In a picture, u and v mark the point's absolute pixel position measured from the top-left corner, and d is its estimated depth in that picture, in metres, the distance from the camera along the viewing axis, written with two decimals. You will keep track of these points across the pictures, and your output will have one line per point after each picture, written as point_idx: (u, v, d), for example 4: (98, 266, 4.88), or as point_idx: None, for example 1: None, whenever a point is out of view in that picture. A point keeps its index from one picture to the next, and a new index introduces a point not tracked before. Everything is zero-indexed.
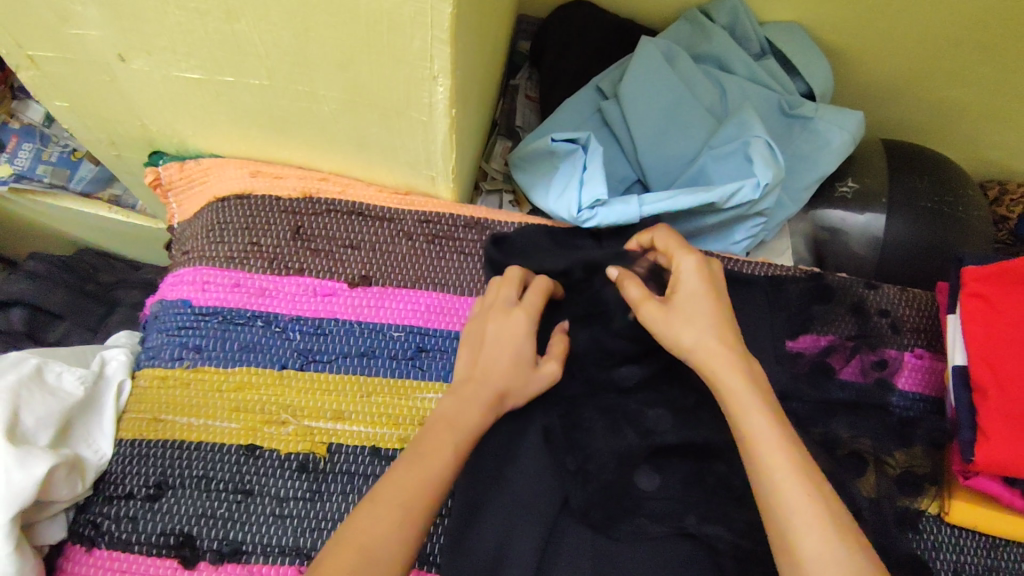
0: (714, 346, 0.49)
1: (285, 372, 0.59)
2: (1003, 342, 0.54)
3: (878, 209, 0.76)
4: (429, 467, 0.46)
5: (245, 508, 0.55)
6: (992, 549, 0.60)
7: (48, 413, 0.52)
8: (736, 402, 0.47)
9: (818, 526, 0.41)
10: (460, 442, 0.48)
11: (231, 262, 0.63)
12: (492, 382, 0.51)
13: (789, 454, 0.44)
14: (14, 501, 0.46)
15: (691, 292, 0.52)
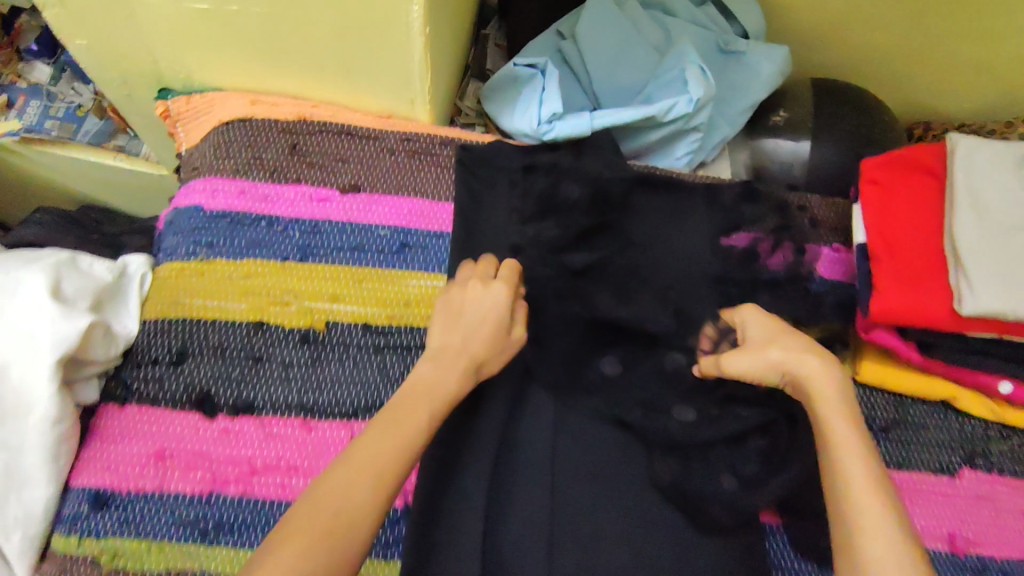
0: (797, 356, 0.53)
1: (287, 263, 0.68)
2: (892, 217, 0.64)
3: (805, 137, 0.86)
4: (406, 430, 0.47)
5: (256, 372, 0.64)
6: (899, 405, 0.70)
7: (85, 287, 0.61)
8: (821, 403, 0.51)
9: (889, 542, 0.43)
10: (435, 404, 0.50)
11: (237, 173, 0.72)
12: (469, 351, 0.55)
13: (862, 460, 0.47)
14: (62, 343, 0.56)
15: (772, 332, 0.57)
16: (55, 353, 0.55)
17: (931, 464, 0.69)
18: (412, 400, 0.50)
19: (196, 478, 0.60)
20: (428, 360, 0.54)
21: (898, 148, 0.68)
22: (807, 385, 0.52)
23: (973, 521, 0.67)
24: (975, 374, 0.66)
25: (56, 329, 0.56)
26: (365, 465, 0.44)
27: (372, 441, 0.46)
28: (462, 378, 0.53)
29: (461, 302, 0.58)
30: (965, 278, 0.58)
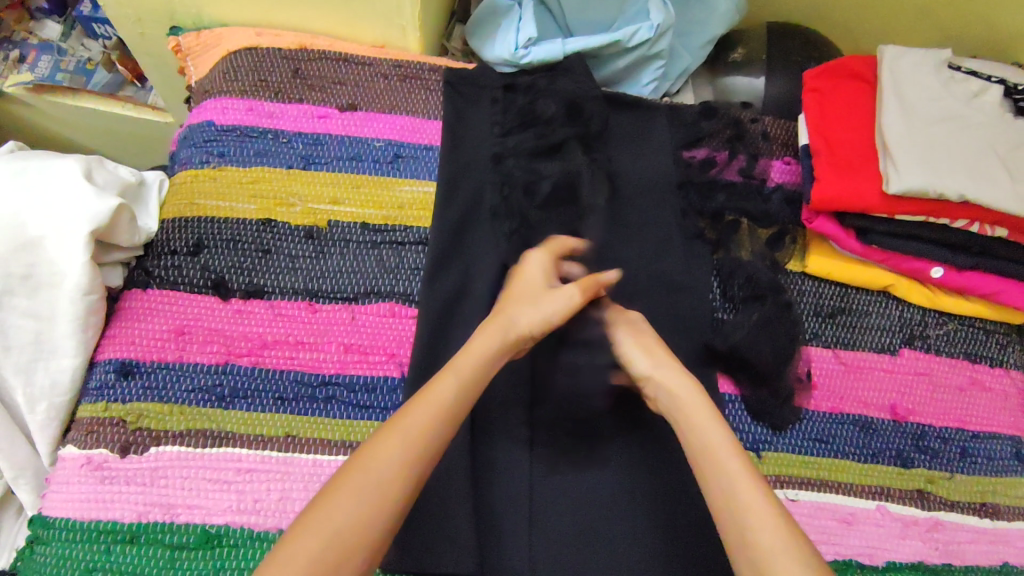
0: (664, 371, 0.59)
1: (292, 170, 0.75)
2: (829, 119, 0.74)
3: (757, 74, 0.91)
4: (412, 449, 0.50)
5: (265, 262, 0.71)
6: (844, 296, 0.78)
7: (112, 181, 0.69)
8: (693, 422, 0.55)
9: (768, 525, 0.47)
10: (457, 379, 0.56)
11: (245, 93, 0.79)
12: (512, 316, 0.61)
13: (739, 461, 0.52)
14: (95, 218, 0.63)
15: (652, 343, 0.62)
16: (89, 226, 0.63)
17: (874, 345, 0.76)
18: (416, 415, 0.52)
19: (213, 350, 0.66)
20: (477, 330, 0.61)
21: (834, 60, 0.77)
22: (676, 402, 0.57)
23: (912, 393, 0.75)
24: (908, 261, 0.75)
25: (91, 207, 0.64)
26: (393, 438, 0.50)
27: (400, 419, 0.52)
28: (499, 342, 0.59)
29: (518, 288, 0.65)
30: (891, 163, 0.68)
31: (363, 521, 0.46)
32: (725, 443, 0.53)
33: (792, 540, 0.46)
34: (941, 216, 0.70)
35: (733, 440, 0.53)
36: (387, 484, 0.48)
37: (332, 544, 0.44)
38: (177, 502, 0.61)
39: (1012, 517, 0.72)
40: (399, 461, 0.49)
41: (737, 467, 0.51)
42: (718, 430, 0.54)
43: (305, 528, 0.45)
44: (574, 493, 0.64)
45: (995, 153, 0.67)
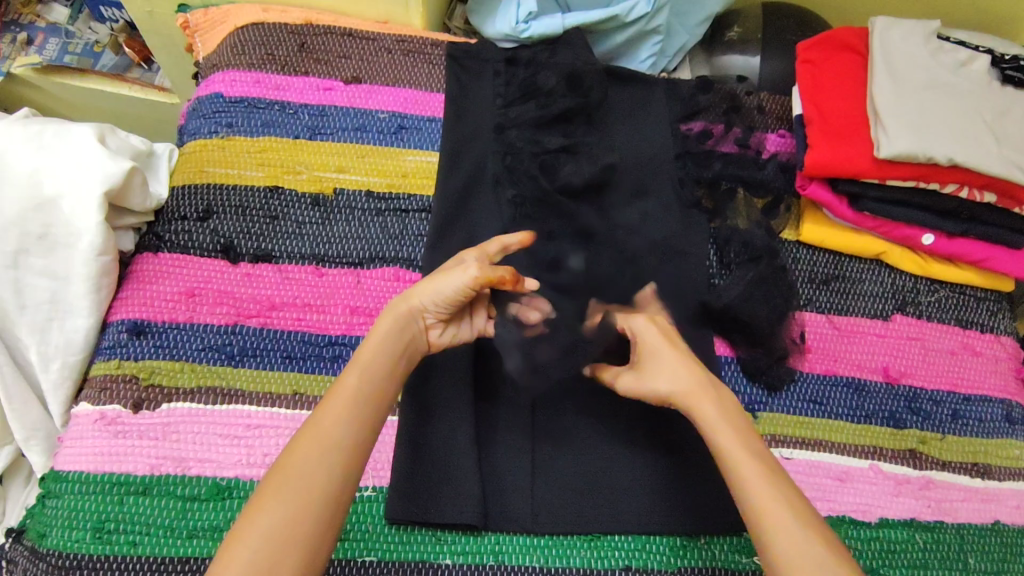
0: (680, 378, 0.59)
1: (299, 140, 0.77)
2: (822, 89, 0.76)
3: (754, 52, 0.93)
4: (324, 453, 0.50)
5: (273, 227, 0.72)
6: (838, 264, 0.80)
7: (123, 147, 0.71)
8: (710, 428, 0.56)
9: (792, 533, 0.50)
10: (363, 370, 0.55)
11: (253, 66, 0.81)
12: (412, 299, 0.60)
13: (756, 467, 0.53)
14: (108, 179, 0.65)
15: (659, 354, 0.61)
16: (102, 187, 0.65)
17: (868, 311, 0.78)
18: (328, 418, 0.52)
19: (222, 312, 0.68)
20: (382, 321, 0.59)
21: (828, 32, 0.80)
22: (696, 412, 0.57)
23: (904, 356, 0.76)
24: (900, 227, 0.77)
25: (104, 169, 0.66)
26: (308, 441, 0.51)
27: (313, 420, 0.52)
28: (393, 323, 0.59)
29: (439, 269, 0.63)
30: (882, 129, 0.70)
31: (285, 532, 0.46)
32: (740, 449, 0.54)
33: (813, 540, 0.49)
34: (931, 182, 0.72)
35: (748, 449, 0.54)
36: (311, 484, 0.49)
37: (259, 556, 0.45)
38: (188, 456, 0.62)
39: (1003, 477, 0.73)
40: (323, 461, 0.50)
41: (761, 482, 0.52)
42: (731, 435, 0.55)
43: (233, 547, 0.46)
44: (575, 448, 0.66)
45: (982, 120, 0.70)
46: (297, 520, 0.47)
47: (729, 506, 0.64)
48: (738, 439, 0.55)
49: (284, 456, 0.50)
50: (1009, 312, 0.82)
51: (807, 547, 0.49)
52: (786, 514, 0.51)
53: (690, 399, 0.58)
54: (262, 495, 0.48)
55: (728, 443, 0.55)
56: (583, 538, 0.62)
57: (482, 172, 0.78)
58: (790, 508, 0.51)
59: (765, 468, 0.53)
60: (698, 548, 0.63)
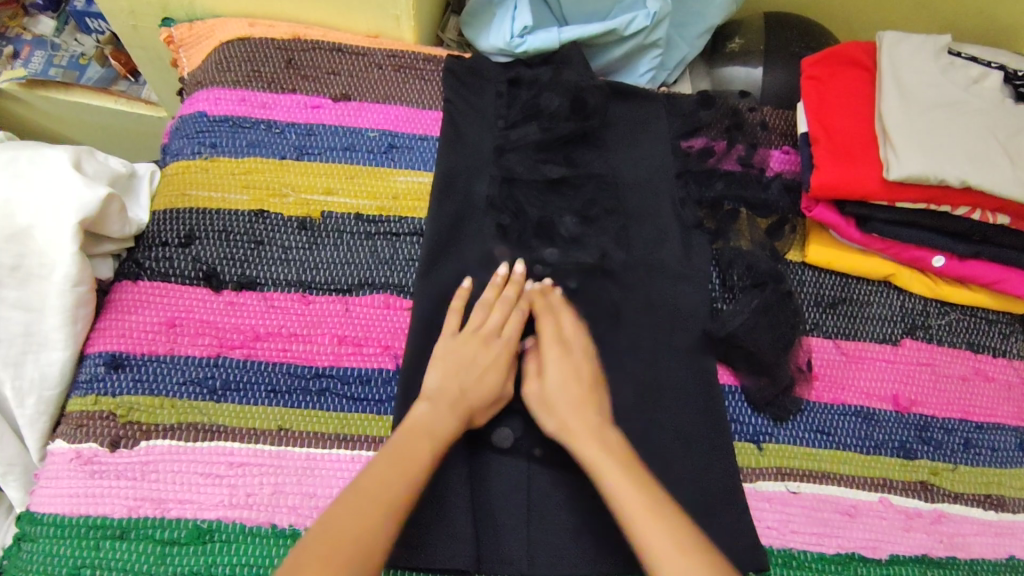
0: (562, 384, 0.63)
1: (286, 161, 0.74)
2: (829, 107, 0.73)
3: (756, 65, 0.90)
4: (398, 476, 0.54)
5: (257, 253, 0.69)
6: (845, 287, 0.77)
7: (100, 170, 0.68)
8: (579, 436, 0.59)
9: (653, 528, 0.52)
10: (435, 447, 0.57)
11: (238, 84, 0.78)
12: (476, 401, 0.61)
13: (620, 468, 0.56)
14: (83, 208, 0.63)
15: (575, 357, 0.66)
16: (77, 215, 0.62)
17: (875, 335, 0.75)
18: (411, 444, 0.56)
19: (204, 343, 0.65)
20: (426, 403, 0.60)
21: (833, 46, 0.77)
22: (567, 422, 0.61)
23: (914, 383, 0.73)
24: (909, 249, 0.75)
25: (80, 197, 0.63)
26: (366, 515, 0.51)
27: (369, 489, 0.52)
28: (460, 422, 0.60)
29: (473, 370, 0.62)
30: (891, 149, 0.67)
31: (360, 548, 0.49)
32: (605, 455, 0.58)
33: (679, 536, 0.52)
34: (941, 204, 0.69)
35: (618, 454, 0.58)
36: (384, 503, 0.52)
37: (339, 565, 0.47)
38: (167, 497, 0.59)
39: (1018, 509, 0.71)
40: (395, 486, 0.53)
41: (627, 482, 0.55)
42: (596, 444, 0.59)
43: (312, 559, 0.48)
44: (572, 485, 0.63)
45: (996, 139, 0.67)
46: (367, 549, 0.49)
47: (733, 546, 0.62)
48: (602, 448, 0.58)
49: (338, 525, 0.50)
50: None
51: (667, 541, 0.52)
52: (650, 514, 0.53)
53: (560, 407, 0.62)
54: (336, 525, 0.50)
55: (596, 452, 0.58)
56: None
57: (476, 193, 0.75)
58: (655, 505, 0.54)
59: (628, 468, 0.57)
60: None
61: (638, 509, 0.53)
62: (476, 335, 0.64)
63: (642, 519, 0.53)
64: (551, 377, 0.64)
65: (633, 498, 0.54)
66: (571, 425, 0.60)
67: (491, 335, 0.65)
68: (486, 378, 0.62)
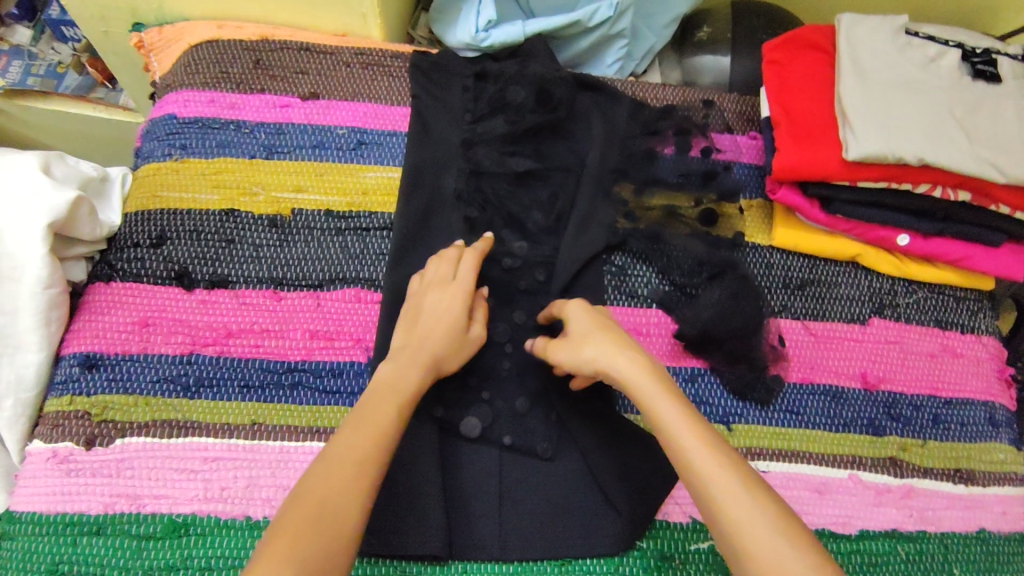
0: (610, 351, 0.56)
1: (255, 160, 0.75)
2: (788, 91, 0.74)
3: (724, 54, 0.91)
4: (362, 448, 0.51)
5: (229, 250, 0.70)
6: (812, 268, 0.78)
7: (70, 174, 0.70)
8: (645, 398, 0.53)
9: (742, 497, 0.47)
10: (399, 403, 0.55)
11: (206, 86, 0.79)
12: (438, 348, 0.60)
13: (696, 434, 0.50)
14: (53, 211, 0.64)
15: (597, 323, 0.59)
16: (46, 218, 0.63)
17: (843, 314, 0.76)
18: (378, 403, 0.54)
19: (177, 341, 0.66)
20: (387, 362, 0.59)
21: (794, 30, 0.78)
22: (628, 383, 0.54)
23: (882, 361, 0.74)
24: (875, 229, 0.75)
25: (49, 200, 0.64)
26: (340, 477, 0.49)
27: (335, 454, 0.50)
28: (423, 372, 0.58)
29: (431, 314, 0.62)
30: (849, 130, 0.68)
31: (330, 539, 0.46)
32: (679, 416, 0.51)
33: (763, 505, 0.47)
34: (902, 182, 0.70)
35: (687, 414, 0.52)
36: (351, 474, 0.49)
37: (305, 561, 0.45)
38: (142, 493, 0.60)
39: (988, 483, 0.71)
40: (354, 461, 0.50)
41: (701, 445, 0.50)
42: (668, 404, 0.52)
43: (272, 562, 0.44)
44: (543, 470, 0.64)
45: (952, 117, 0.68)
46: (331, 539, 0.46)
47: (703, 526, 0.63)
48: (675, 409, 0.52)
49: (304, 497, 0.48)
50: (991, 311, 0.80)
51: (754, 509, 0.46)
52: (732, 483, 0.48)
53: (614, 369, 0.55)
54: (296, 512, 0.47)
55: (668, 416, 0.51)
56: (552, 563, 0.61)
57: (445, 185, 0.76)
58: (735, 472, 0.48)
59: (701, 429, 0.51)
60: (673, 570, 0.61)
61: (707, 464, 0.49)
62: (437, 283, 0.64)
63: (719, 483, 0.48)
64: (581, 343, 0.58)
65: (706, 460, 0.49)
66: (635, 388, 0.54)
67: (449, 282, 0.64)
68: (443, 316, 0.62)
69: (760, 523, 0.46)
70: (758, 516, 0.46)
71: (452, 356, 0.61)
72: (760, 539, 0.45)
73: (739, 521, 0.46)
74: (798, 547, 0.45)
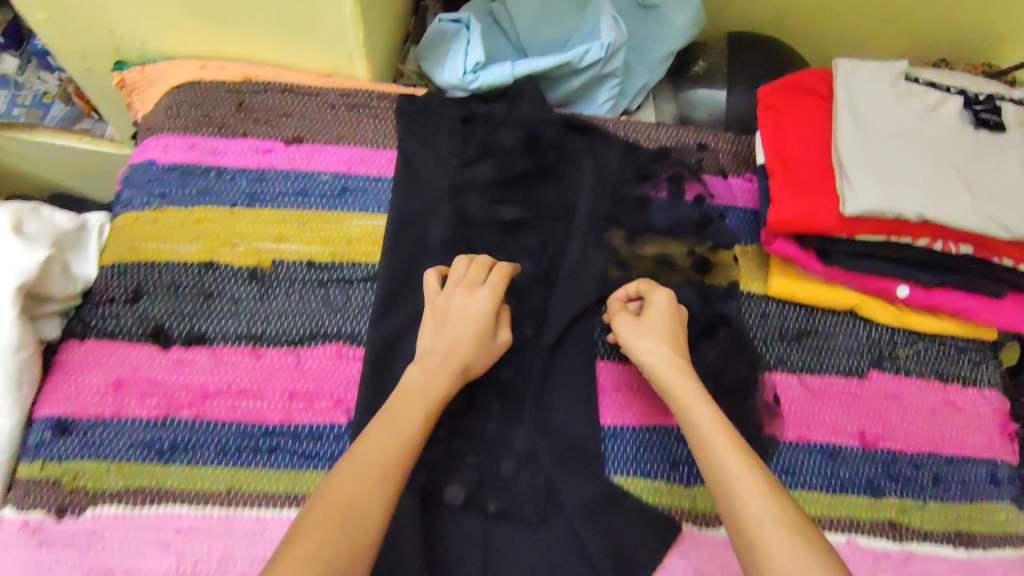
0: (662, 352, 0.61)
1: (236, 208, 0.73)
2: (784, 138, 0.72)
3: (720, 86, 0.89)
4: (394, 441, 0.52)
5: (207, 306, 0.68)
6: (809, 318, 0.76)
7: (43, 228, 0.68)
8: (682, 399, 0.58)
9: (758, 494, 0.49)
10: (429, 405, 0.57)
11: (186, 130, 0.77)
12: (465, 354, 0.61)
13: (726, 435, 0.54)
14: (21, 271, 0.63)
15: (663, 323, 0.64)
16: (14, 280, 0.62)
17: (841, 367, 0.74)
18: (407, 405, 0.56)
19: (152, 404, 0.64)
20: (417, 365, 0.60)
21: (790, 75, 0.76)
22: (667, 385, 0.59)
23: (881, 417, 0.72)
24: (875, 280, 0.73)
25: (18, 261, 0.63)
26: (365, 479, 0.49)
27: (364, 448, 0.51)
28: (449, 380, 0.59)
29: (464, 312, 0.63)
30: (846, 182, 0.66)
31: (357, 524, 0.46)
32: (710, 418, 0.55)
33: (778, 505, 0.49)
34: (902, 236, 0.68)
35: (719, 420, 0.55)
36: (383, 461, 0.51)
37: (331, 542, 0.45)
38: (113, 567, 0.58)
39: (990, 546, 0.69)
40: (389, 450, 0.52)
41: (729, 443, 0.53)
42: (705, 408, 0.56)
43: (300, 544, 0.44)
44: (530, 538, 0.62)
45: (953, 169, 0.65)
46: (358, 521, 0.47)
47: None
48: (710, 411, 0.56)
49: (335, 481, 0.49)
50: (993, 361, 0.78)
51: (768, 505, 0.48)
52: (751, 479, 0.50)
53: (659, 368, 0.61)
54: (329, 492, 0.48)
55: (701, 416, 0.56)
56: None
57: (432, 232, 0.74)
58: (757, 470, 0.51)
59: (728, 430, 0.54)
60: None
61: (729, 459, 0.52)
62: (466, 287, 0.65)
63: (738, 477, 0.51)
64: (634, 337, 0.63)
65: (730, 456, 0.52)
66: (675, 390, 0.59)
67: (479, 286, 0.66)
68: (472, 320, 0.63)
69: (771, 519, 0.48)
70: (772, 513, 0.48)
71: (478, 362, 0.62)
72: (770, 534, 0.47)
73: (752, 516, 0.48)
74: (808, 544, 0.46)
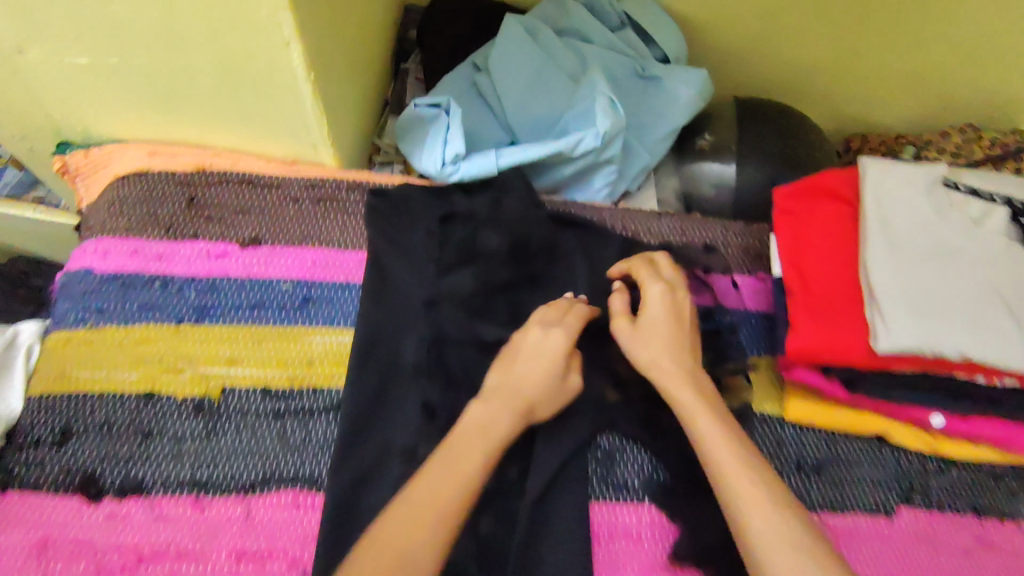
0: (662, 363, 0.58)
1: (182, 325, 0.65)
2: (802, 252, 0.64)
3: (727, 164, 0.81)
4: (446, 491, 0.47)
5: (145, 446, 0.60)
6: (832, 446, 0.67)
7: None
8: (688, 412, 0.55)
9: (770, 518, 0.46)
10: (491, 448, 0.51)
11: (130, 232, 0.69)
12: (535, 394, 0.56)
13: (738, 456, 0.51)
14: None
15: (664, 333, 0.60)
16: None
17: (865, 503, 0.64)
18: (467, 442, 0.51)
19: (79, 569, 0.53)
20: (480, 401, 0.55)
21: (812, 176, 0.68)
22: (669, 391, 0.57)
23: (914, 564, 0.61)
24: (904, 409, 0.65)
25: None
26: (410, 532, 0.44)
27: (411, 498, 0.47)
28: (517, 422, 0.54)
29: (534, 350, 0.59)
30: (879, 316, 0.57)
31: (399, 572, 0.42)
32: (718, 435, 0.53)
33: (793, 529, 0.46)
34: (940, 368, 0.59)
35: (730, 437, 0.53)
36: (434, 507, 0.46)
37: None
38: None
39: None
40: (442, 493, 0.47)
41: (740, 463, 0.50)
42: (712, 423, 0.53)
43: None
44: None
45: (999, 297, 0.57)
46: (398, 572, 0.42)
47: None
48: (719, 425, 0.53)
49: (382, 533, 0.44)
50: None
51: (779, 527, 0.46)
52: (760, 500, 0.48)
53: (661, 380, 0.58)
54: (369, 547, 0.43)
55: (708, 433, 0.53)
56: None
57: (403, 350, 0.64)
58: (769, 489, 0.49)
59: (737, 445, 0.52)
60: None
61: (738, 478, 0.49)
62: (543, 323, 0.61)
63: (747, 497, 0.48)
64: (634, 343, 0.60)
65: (740, 473, 0.50)
66: (681, 406, 0.56)
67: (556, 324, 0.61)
68: (541, 364, 0.58)
69: (779, 542, 0.45)
70: (784, 535, 0.46)
71: (547, 408, 0.57)
72: (781, 559, 0.44)
73: (758, 539, 0.46)
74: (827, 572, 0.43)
